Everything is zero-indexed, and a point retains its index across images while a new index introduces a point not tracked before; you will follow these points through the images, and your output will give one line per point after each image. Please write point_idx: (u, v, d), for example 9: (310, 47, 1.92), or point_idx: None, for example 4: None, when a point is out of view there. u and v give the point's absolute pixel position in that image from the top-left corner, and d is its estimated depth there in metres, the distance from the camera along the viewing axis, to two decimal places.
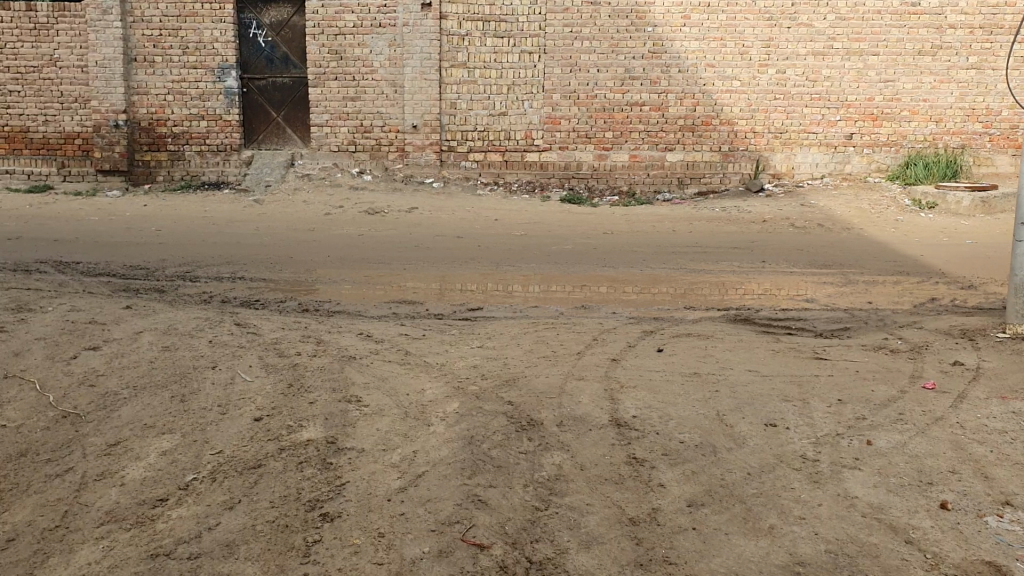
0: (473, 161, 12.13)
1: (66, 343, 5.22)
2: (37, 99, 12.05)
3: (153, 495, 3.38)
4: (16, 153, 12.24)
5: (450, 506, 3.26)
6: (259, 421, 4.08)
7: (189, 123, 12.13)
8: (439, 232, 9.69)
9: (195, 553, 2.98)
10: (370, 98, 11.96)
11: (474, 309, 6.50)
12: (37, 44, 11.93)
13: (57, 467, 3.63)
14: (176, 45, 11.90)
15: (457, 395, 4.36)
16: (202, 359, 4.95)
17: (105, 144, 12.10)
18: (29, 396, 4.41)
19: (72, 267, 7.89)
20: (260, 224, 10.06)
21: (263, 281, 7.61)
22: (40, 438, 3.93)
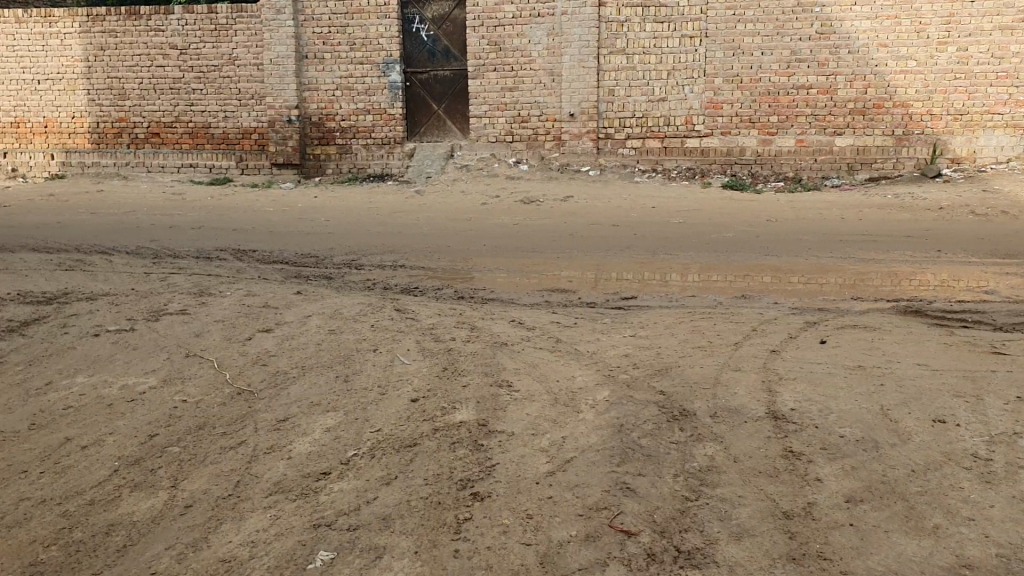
0: (632, 148, 12.03)
1: (242, 326, 5.57)
2: (218, 97, 12.84)
3: (316, 469, 3.56)
4: (199, 148, 13.06)
5: (599, 491, 3.28)
6: (415, 402, 4.22)
7: (356, 117, 12.62)
8: (597, 221, 9.67)
9: (354, 526, 3.11)
10: (528, 88, 12.07)
11: (628, 298, 6.46)
12: (218, 44, 12.70)
13: (230, 440, 3.86)
14: (344, 42, 12.41)
15: (609, 383, 4.36)
16: (363, 343, 5.15)
17: (279, 139, 12.76)
18: (208, 372, 4.73)
19: (248, 255, 8.39)
20: (421, 214, 10.35)
21: (422, 269, 7.83)
22: (217, 412, 4.20)
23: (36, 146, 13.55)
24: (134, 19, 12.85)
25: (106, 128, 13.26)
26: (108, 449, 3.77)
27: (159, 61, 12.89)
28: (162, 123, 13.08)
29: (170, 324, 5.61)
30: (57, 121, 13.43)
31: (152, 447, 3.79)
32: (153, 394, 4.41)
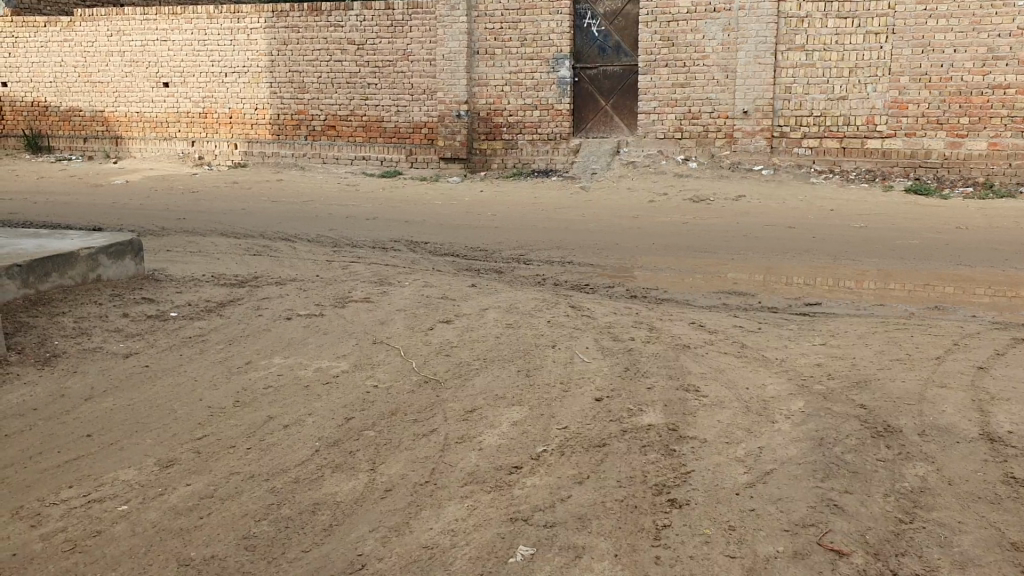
0: (808, 147, 11.58)
1: (423, 316, 5.69)
2: (392, 91, 13.21)
3: (508, 462, 3.57)
4: (372, 141, 13.46)
5: (803, 508, 3.15)
6: (600, 401, 4.17)
7: (524, 113, 12.71)
8: (769, 223, 9.36)
9: (552, 523, 3.10)
10: (700, 84, 11.84)
11: (811, 304, 6.21)
12: (394, 40, 13.08)
13: (422, 428, 3.93)
14: (515, 38, 12.54)
15: (803, 394, 4.19)
16: (543, 338, 5.16)
17: (448, 134, 12.99)
18: (395, 360, 4.84)
19: (421, 246, 8.57)
20: (587, 210, 10.31)
21: (591, 266, 7.79)
22: (406, 399, 4.29)
23: (221, 136, 14.31)
24: (316, 15, 13.40)
25: (286, 120, 13.86)
26: (308, 429, 3.90)
27: (337, 55, 13.38)
28: (338, 116, 13.57)
29: (354, 311, 5.79)
30: (242, 112, 14.13)
31: (349, 430, 3.90)
32: (346, 378, 4.56)
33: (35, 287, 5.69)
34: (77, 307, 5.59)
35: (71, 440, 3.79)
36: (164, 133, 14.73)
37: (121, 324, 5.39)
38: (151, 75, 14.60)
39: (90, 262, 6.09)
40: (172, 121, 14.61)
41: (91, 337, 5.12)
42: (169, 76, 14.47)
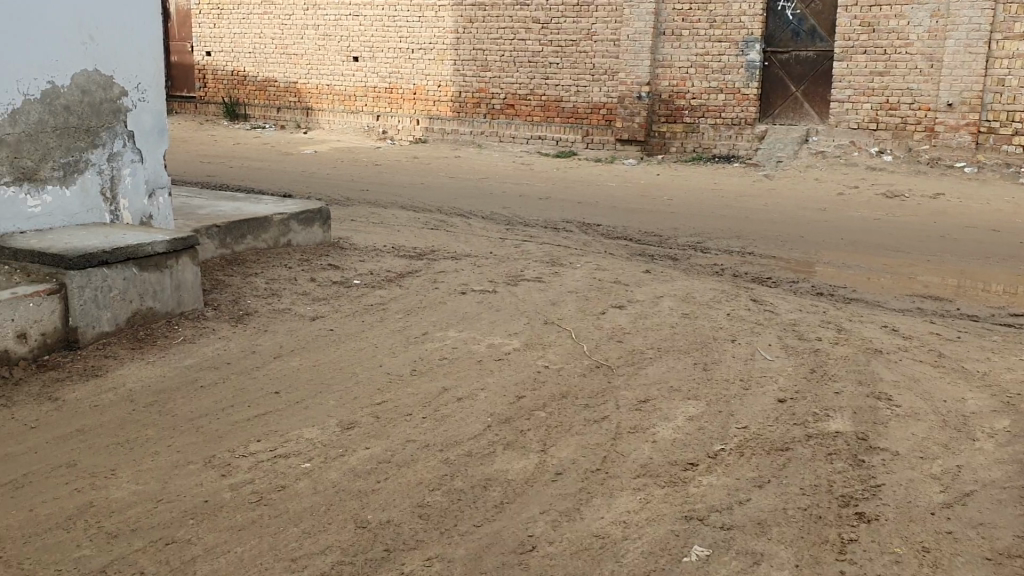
0: (1018, 145, 10.64)
1: (597, 300, 5.62)
2: (573, 71, 13.20)
3: (684, 458, 3.47)
4: (549, 120, 13.48)
5: (1008, 536, 2.89)
6: (782, 402, 3.99)
7: (707, 97, 12.38)
8: (970, 224, 8.71)
9: (729, 525, 2.98)
10: (901, 73, 11.19)
11: (1018, 315, 5.72)
12: (579, 19, 13.02)
13: (595, 413, 3.88)
14: (704, 19, 12.22)
15: (1009, 413, 3.86)
16: (721, 331, 4.99)
17: (627, 115, 12.83)
18: (567, 342, 4.81)
19: (594, 228, 8.51)
20: (768, 201, 9.92)
21: (772, 258, 7.50)
22: (579, 383, 4.24)
23: (404, 111, 14.73)
24: None
25: (468, 97, 14.09)
26: (482, 404, 3.92)
27: (521, 34, 13.47)
28: (517, 94, 13.67)
29: (528, 291, 5.78)
30: (426, 89, 14.50)
31: (521, 409, 3.89)
32: (518, 356, 4.56)
33: (232, 247, 6.00)
34: (269, 269, 5.86)
35: (260, 395, 3.94)
36: (351, 106, 15.29)
37: (308, 288, 5.61)
38: (343, 49, 15.18)
39: (282, 227, 6.37)
40: (359, 94, 15.16)
41: (280, 298, 5.34)
42: (359, 50, 15.00)
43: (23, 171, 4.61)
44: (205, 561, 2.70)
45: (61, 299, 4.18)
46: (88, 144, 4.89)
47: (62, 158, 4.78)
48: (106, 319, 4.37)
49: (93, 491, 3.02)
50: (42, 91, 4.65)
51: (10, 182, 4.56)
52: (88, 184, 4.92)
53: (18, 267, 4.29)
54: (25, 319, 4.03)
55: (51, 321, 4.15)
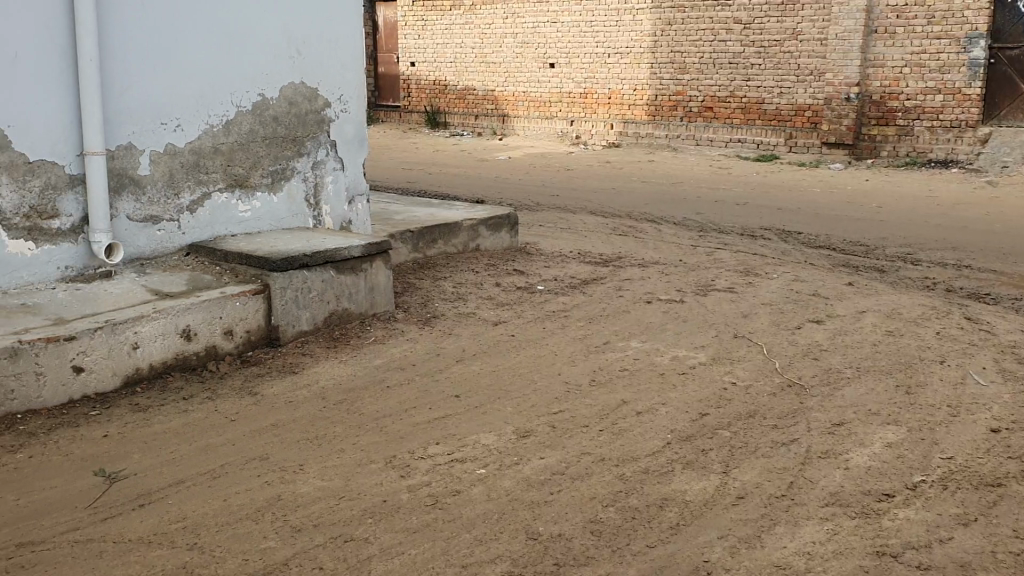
0: None
1: (791, 313, 5.36)
2: (776, 72, 12.73)
3: (879, 488, 3.22)
4: (750, 124, 13.07)
5: None
6: (996, 433, 3.64)
7: (924, 97, 11.57)
8: None
9: (927, 566, 2.74)
10: None
11: None
12: (783, 19, 12.56)
13: (782, 435, 3.68)
14: (921, 15, 11.45)
15: None
16: (929, 352, 4.62)
17: (834, 118, 12.22)
18: (757, 358, 4.60)
19: (793, 237, 8.13)
20: (990, 209, 9.15)
21: (993, 272, 6.90)
22: (767, 402, 4.03)
23: (600, 115, 14.75)
24: None
25: (664, 100, 13.92)
26: (663, 420, 3.81)
27: (722, 35, 13.14)
28: (716, 97, 13.36)
29: (717, 301, 5.60)
30: (621, 93, 14.45)
31: (703, 427, 3.75)
32: (704, 371, 4.41)
33: (423, 252, 6.16)
34: (457, 274, 5.98)
35: (441, 398, 4.00)
36: (546, 112, 15.46)
37: (494, 293, 5.67)
38: (540, 56, 15.36)
39: (472, 233, 6.48)
40: (556, 100, 15.31)
41: (466, 303, 5.43)
42: (556, 57, 15.15)
43: (235, 179, 4.92)
44: (381, 561, 2.74)
45: (265, 299, 4.40)
46: (294, 153, 5.18)
47: (270, 166, 5.08)
48: (304, 319, 4.57)
49: (282, 485, 3.15)
50: (253, 103, 4.96)
51: (224, 188, 4.88)
52: (292, 190, 5.21)
53: (229, 268, 4.57)
54: (232, 317, 4.27)
55: (255, 319, 4.38)
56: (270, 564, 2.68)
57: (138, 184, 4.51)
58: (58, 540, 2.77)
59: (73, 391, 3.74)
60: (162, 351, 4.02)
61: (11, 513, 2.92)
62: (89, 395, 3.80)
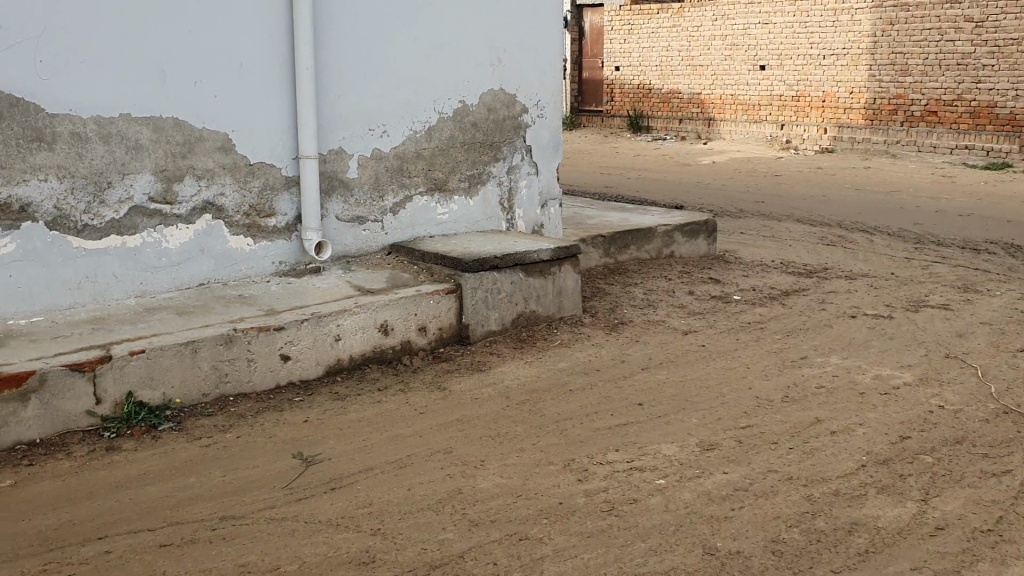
0: None
1: (1014, 334, 4.94)
2: (1010, 74, 11.94)
3: None
4: (979, 128, 12.26)
5: None
6: None
7: None
8: None
9: None
10: None
11: None
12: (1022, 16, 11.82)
13: (994, 466, 3.39)
14: None
15: None
16: None
17: None
18: (970, 380, 4.27)
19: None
20: None
21: None
22: (978, 429, 3.73)
23: (812, 120, 14.19)
24: None
25: (883, 104, 13.27)
26: (858, 442, 3.61)
27: (950, 35, 12.45)
28: (941, 101, 12.61)
29: (929, 318, 5.23)
30: (836, 96, 13.87)
31: (903, 452, 3.52)
32: (909, 392, 4.13)
33: (615, 257, 6.14)
34: (650, 280, 5.91)
35: (624, 404, 3.96)
36: (754, 116, 15.03)
37: (687, 301, 5.56)
38: (750, 59, 14.97)
39: (666, 239, 6.40)
40: (765, 104, 14.85)
41: (657, 310, 5.35)
42: (767, 59, 14.71)
43: (435, 182, 5.11)
44: (553, 562, 2.75)
45: (457, 298, 4.54)
46: (491, 158, 5.32)
47: (468, 170, 5.24)
48: (494, 319, 4.67)
49: (462, 479, 3.23)
50: (454, 109, 5.12)
51: (424, 191, 5.07)
52: (488, 194, 5.35)
53: (424, 268, 4.74)
54: (426, 314, 4.44)
55: (447, 317, 4.52)
56: (446, 556, 2.76)
57: (346, 186, 4.77)
58: (257, 516, 2.98)
59: (279, 377, 4.01)
60: (360, 344, 4.23)
61: (218, 488, 3.17)
62: (293, 382, 4.06)
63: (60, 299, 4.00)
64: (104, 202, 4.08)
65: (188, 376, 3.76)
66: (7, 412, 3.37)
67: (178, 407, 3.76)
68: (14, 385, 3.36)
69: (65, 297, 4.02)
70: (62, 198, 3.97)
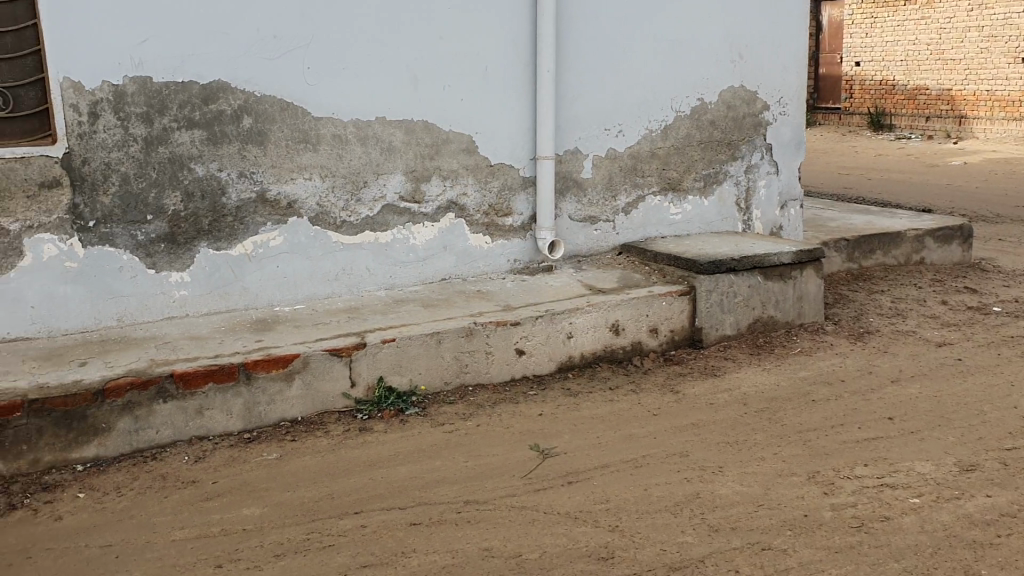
0: None
1: None
2: None
3: None
4: None
5: None
6: None
7: None
8: None
9: None
10: None
11: None
12: None
13: None
14: None
15: None
16: None
17: None
18: None
19: None
20: None
21: None
22: None
23: None
24: None
25: None
26: None
27: None
28: None
29: None
30: None
31: None
32: None
33: (859, 262, 5.82)
34: (897, 288, 5.56)
35: (872, 418, 3.74)
36: (1013, 113, 13.81)
37: (940, 311, 5.18)
38: (1010, 50, 13.78)
39: (916, 244, 6.00)
40: None
41: (906, 320, 5.01)
42: None
43: (670, 181, 5.06)
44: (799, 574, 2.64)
45: (692, 300, 4.46)
46: (728, 157, 5.20)
47: (704, 170, 5.15)
48: (730, 323, 4.55)
49: (701, 484, 3.17)
50: (692, 108, 5.05)
51: (659, 191, 5.04)
52: (725, 194, 5.24)
53: (658, 268, 4.70)
54: (659, 315, 4.40)
55: (681, 319, 4.46)
56: (686, 559, 2.72)
57: (582, 186, 4.82)
58: (498, 503, 3.07)
59: (514, 371, 4.11)
60: (594, 342, 4.27)
61: (461, 473, 3.29)
62: (528, 376, 4.15)
63: (319, 289, 4.34)
64: (359, 200, 4.35)
65: (433, 365, 3.94)
66: (274, 390, 3.67)
67: (422, 394, 3.95)
68: (281, 365, 3.65)
69: (323, 287, 4.35)
70: (324, 196, 4.28)
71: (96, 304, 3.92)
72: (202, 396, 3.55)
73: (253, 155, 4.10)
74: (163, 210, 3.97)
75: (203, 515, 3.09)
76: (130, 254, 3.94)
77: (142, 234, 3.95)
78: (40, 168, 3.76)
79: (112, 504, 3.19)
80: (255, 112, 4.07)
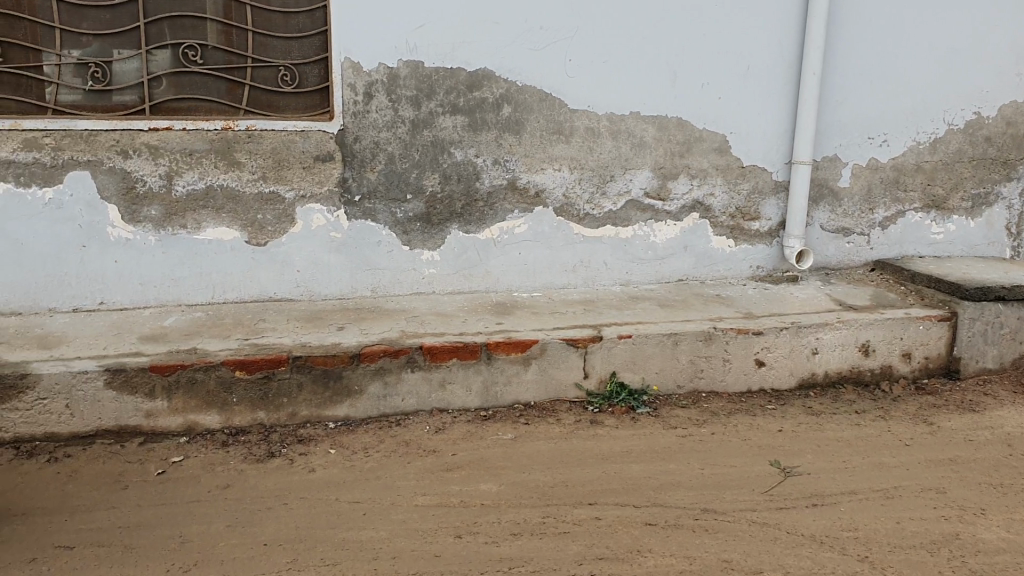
0: None
1: None
2: None
3: None
4: None
5: None
6: None
7: None
8: None
9: None
10: None
11: None
12: None
13: None
14: None
15: None
16: None
17: None
18: None
19: None
20: None
21: None
22: None
23: None
24: None
25: None
26: None
27: None
28: None
29: None
30: None
31: None
32: None
33: None
34: None
35: None
36: None
37: None
38: None
39: None
40: None
41: None
42: None
43: (934, 199, 4.75)
44: None
45: (951, 327, 4.16)
46: (1002, 177, 4.81)
47: (973, 189, 4.79)
48: (992, 356, 4.23)
49: (961, 524, 2.95)
50: (967, 121, 4.70)
51: (920, 208, 4.75)
52: (994, 217, 4.87)
53: (914, 290, 4.43)
54: (913, 340, 4.14)
55: (937, 347, 4.18)
56: None
57: (837, 196, 4.63)
58: (738, 516, 2.99)
59: (752, 382, 4.00)
60: (839, 361, 4.07)
61: (698, 479, 3.23)
62: (766, 388, 4.03)
63: (558, 278, 4.40)
64: (606, 193, 4.37)
65: (669, 366, 3.89)
66: (512, 372, 3.75)
67: (654, 394, 3.92)
68: (520, 350, 3.72)
69: (561, 277, 4.41)
70: (571, 188, 4.32)
71: (353, 274, 4.16)
72: (445, 370, 3.68)
73: (509, 143, 4.20)
74: (422, 190, 4.14)
75: (444, 485, 3.20)
76: (389, 229, 4.15)
77: (401, 212, 4.14)
78: (316, 142, 3.99)
79: (360, 463, 3.36)
80: (515, 102, 4.16)
